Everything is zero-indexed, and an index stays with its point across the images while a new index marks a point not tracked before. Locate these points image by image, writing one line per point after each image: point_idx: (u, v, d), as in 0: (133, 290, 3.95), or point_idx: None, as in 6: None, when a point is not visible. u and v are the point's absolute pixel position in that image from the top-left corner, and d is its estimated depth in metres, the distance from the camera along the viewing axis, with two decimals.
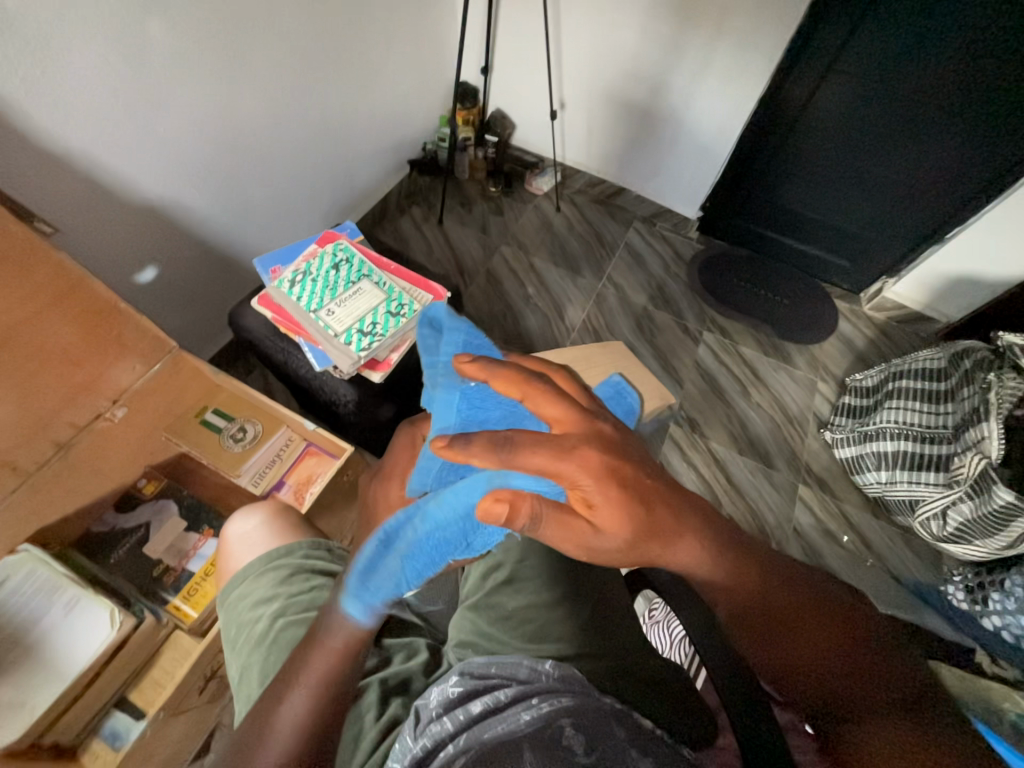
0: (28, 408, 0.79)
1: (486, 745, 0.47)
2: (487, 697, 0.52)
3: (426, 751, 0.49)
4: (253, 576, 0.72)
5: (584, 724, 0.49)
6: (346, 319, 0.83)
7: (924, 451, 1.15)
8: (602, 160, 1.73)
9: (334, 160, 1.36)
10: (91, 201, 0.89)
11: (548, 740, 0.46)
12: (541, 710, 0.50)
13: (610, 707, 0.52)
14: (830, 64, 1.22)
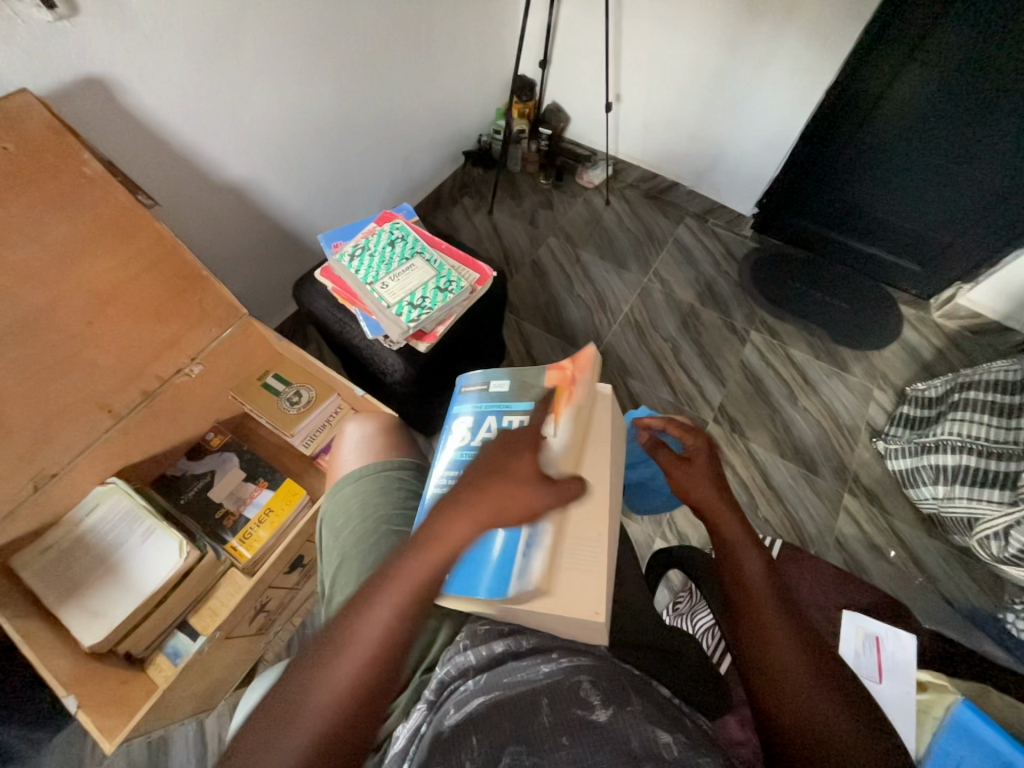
0: (124, 359, 0.90)
1: (504, 689, 0.49)
2: (510, 640, 0.54)
3: (447, 680, 0.53)
4: (362, 481, 0.75)
5: (603, 686, 0.49)
6: (399, 292, 0.88)
7: (987, 468, 1.07)
8: (655, 154, 1.72)
9: (395, 150, 1.44)
10: (185, 182, 1.00)
11: (567, 694, 0.48)
12: (559, 665, 0.51)
13: (634, 679, 0.51)
14: (908, 54, 1.15)
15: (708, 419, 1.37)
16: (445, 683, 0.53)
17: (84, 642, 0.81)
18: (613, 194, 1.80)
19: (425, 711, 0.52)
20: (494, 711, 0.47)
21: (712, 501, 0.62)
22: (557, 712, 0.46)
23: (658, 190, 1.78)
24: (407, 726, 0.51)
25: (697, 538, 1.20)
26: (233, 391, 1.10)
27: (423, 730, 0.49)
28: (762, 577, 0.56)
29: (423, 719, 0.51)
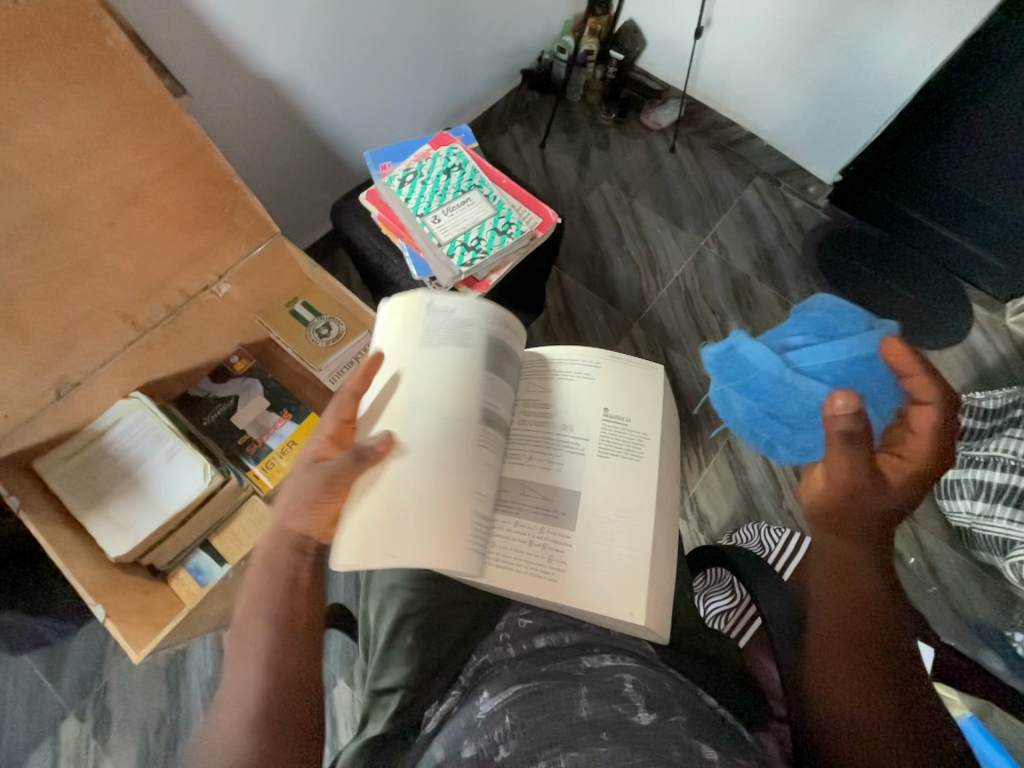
0: (147, 268, 0.83)
1: (543, 677, 0.51)
2: (552, 636, 0.56)
3: (485, 666, 0.56)
4: None
5: (645, 687, 0.49)
6: (452, 229, 0.79)
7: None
8: (737, 97, 1.52)
9: (448, 58, 1.27)
10: (217, 70, 0.88)
11: (610, 690, 0.49)
12: (602, 662, 0.52)
13: (675, 683, 0.51)
14: None
15: None
16: (483, 668, 0.56)
17: (109, 552, 0.81)
18: (681, 139, 1.62)
19: (458, 694, 0.55)
20: (534, 697, 0.49)
21: (855, 547, 0.54)
22: (597, 706, 0.47)
23: (731, 141, 1.59)
24: (440, 707, 0.55)
25: (717, 521, 1.19)
26: (259, 315, 1.04)
27: (457, 717, 0.52)
28: (884, 602, 0.53)
29: (457, 704, 0.54)
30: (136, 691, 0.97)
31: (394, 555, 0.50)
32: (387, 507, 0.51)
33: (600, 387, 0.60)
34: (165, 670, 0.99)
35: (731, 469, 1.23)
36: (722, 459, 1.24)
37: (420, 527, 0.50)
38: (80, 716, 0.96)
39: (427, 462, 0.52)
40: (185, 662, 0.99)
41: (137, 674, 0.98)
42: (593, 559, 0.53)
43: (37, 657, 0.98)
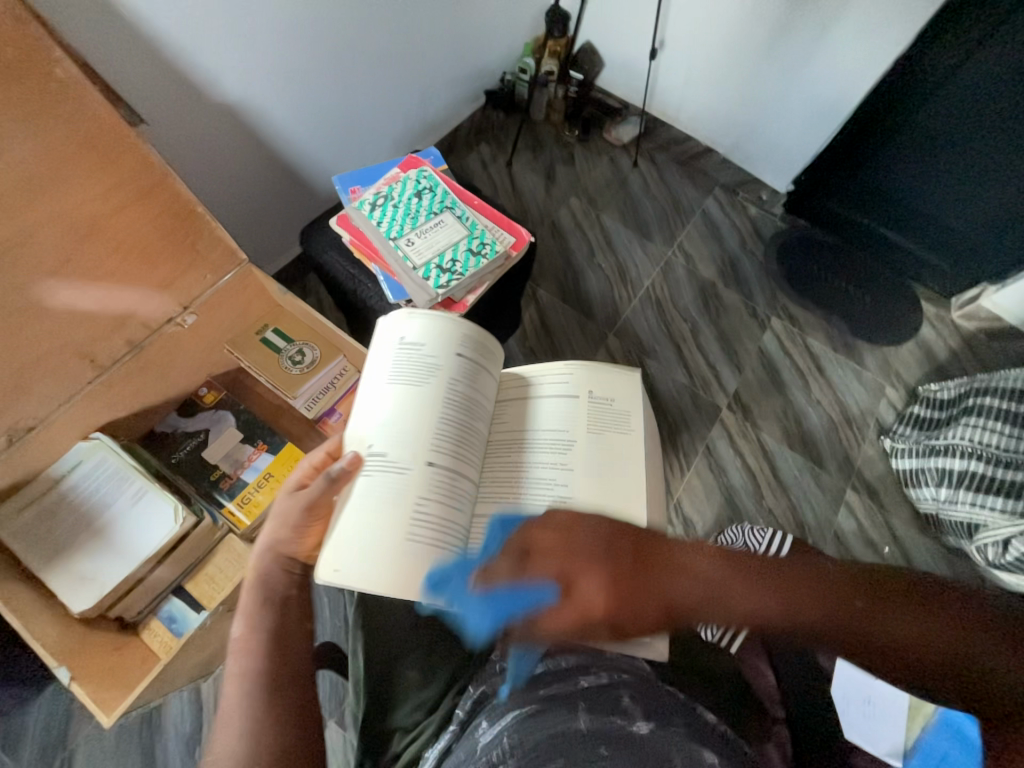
0: (107, 304, 0.80)
1: (542, 698, 0.50)
2: (549, 659, 0.55)
3: (483, 696, 0.55)
4: None
5: (643, 699, 0.49)
6: (426, 251, 0.79)
7: (994, 474, 1.05)
8: (693, 113, 1.59)
9: (412, 80, 1.28)
10: (176, 98, 0.86)
11: (608, 705, 0.47)
12: (599, 679, 0.51)
13: (674, 697, 0.51)
14: (981, 40, 1.08)
15: (720, 407, 1.34)
16: (482, 698, 0.55)
17: (73, 608, 0.75)
18: (642, 154, 1.67)
19: (457, 729, 0.54)
20: (533, 716, 0.47)
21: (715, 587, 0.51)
22: (596, 722, 0.45)
23: (690, 155, 1.66)
24: (438, 744, 0.55)
25: (702, 524, 1.20)
26: (228, 345, 1.01)
27: (456, 749, 0.51)
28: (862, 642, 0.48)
29: (455, 738, 0.53)
30: (107, 756, 0.90)
31: (342, 571, 0.53)
32: (348, 521, 0.55)
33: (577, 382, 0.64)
34: (138, 730, 0.92)
35: (712, 472, 1.26)
36: (703, 463, 1.27)
37: (363, 545, 0.54)
38: None
39: (395, 484, 0.56)
40: (160, 719, 0.93)
41: (108, 737, 0.92)
42: None
43: None
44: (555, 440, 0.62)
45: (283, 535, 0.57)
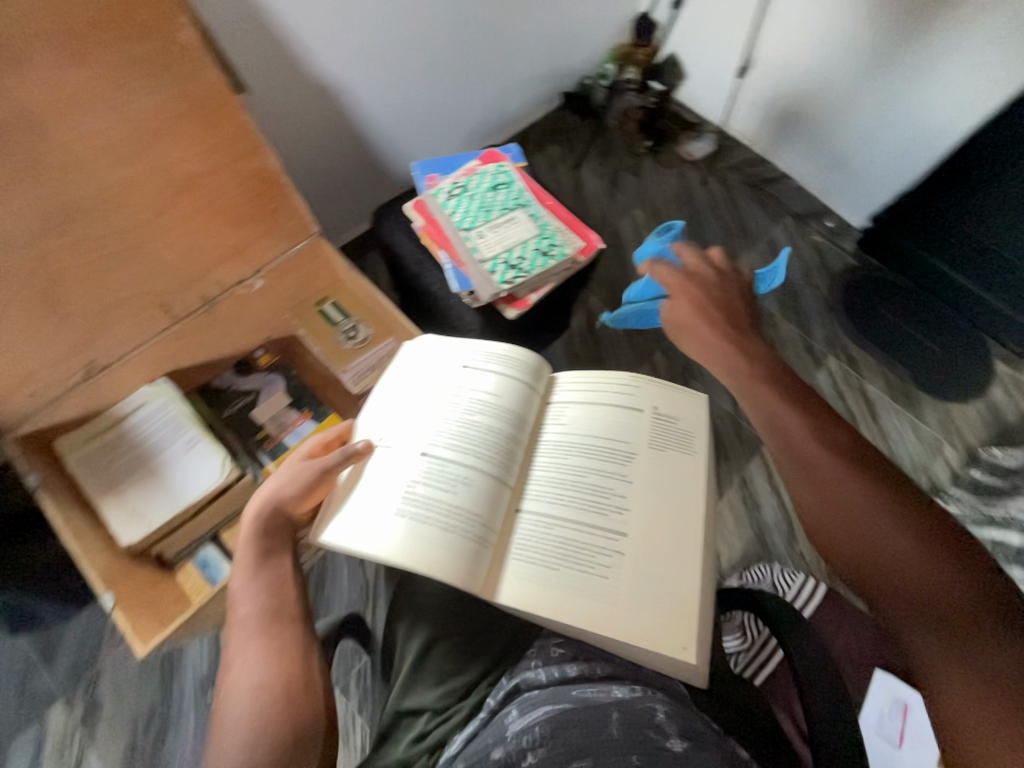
0: (189, 259, 0.84)
1: (575, 700, 0.50)
2: (583, 665, 0.55)
3: (516, 689, 0.55)
4: None
5: (676, 716, 0.49)
6: (495, 245, 0.80)
7: None
8: (773, 136, 1.54)
9: (495, 75, 1.29)
10: (278, 72, 0.90)
11: (640, 716, 0.48)
12: (632, 692, 0.51)
13: (708, 725, 0.50)
14: None
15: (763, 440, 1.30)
16: (513, 691, 0.54)
17: (121, 539, 0.80)
18: (713, 172, 1.63)
19: (486, 717, 0.54)
20: (567, 717, 0.48)
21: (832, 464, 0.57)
22: (628, 730, 0.46)
23: (763, 178, 1.61)
24: (465, 732, 0.54)
25: (727, 557, 1.17)
26: (289, 312, 1.04)
27: (485, 734, 0.51)
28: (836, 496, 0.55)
29: (484, 726, 0.53)
30: (129, 684, 0.96)
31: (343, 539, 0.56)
32: (358, 498, 0.59)
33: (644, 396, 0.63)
34: (159, 665, 0.97)
35: (745, 506, 1.22)
36: (737, 495, 1.23)
37: (373, 514, 0.57)
38: (69, 705, 0.94)
39: (401, 469, 0.59)
40: (180, 657, 0.98)
41: (131, 665, 0.97)
42: (652, 582, 0.53)
43: (33, 639, 0.97)
44: (613, 446, 0.60)
45: (289, 492, 0.58)
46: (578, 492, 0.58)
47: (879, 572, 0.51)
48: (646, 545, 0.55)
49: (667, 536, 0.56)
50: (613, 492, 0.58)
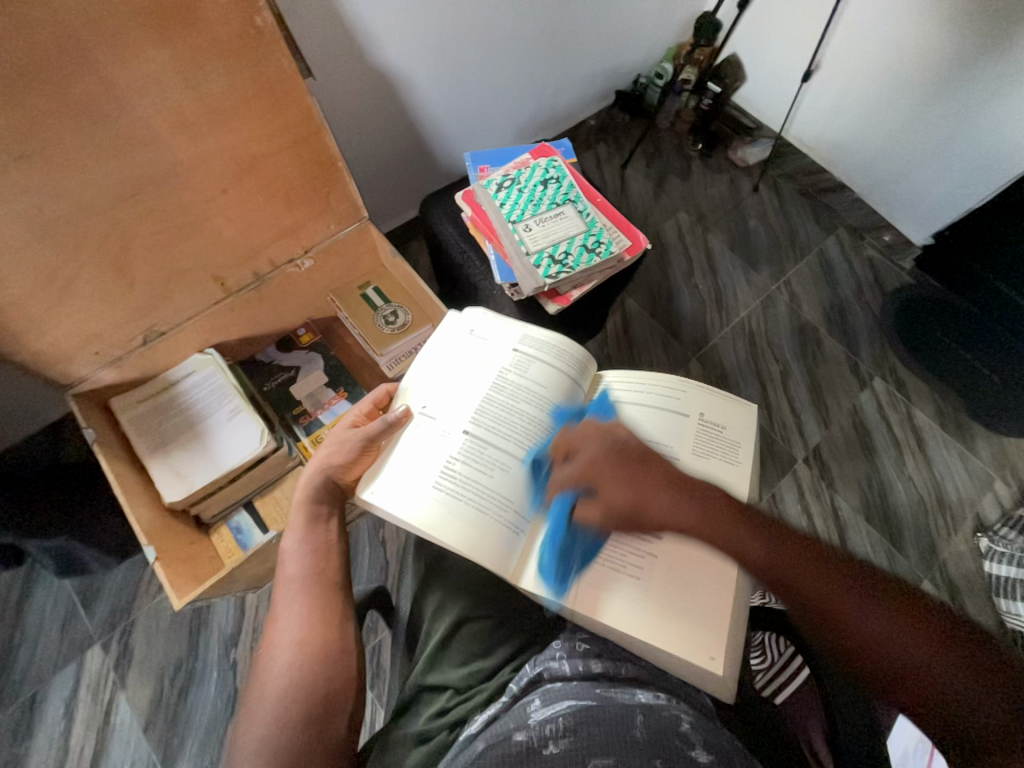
0: (246, 236, 0.87)
1: (598, 698, 0.50)
2: (608, 662, 0.54)
3: (539, 678, 0.54)
4: None
5: (703, 727, 0.48)
6: (541, 239, 0.79)
7: None
8: (833, 145, 1.48)
9: (550, 71, 1.29)
10: (342, 59, 0.92)
11: (665, 723, 0.47)
12: (656, 698, 0.50)
13: (735, 743, 0.48)
14: None
15: (798, 458, 1.26)
16: (536, 679, 0.55)
17: (165, 498, 0.84)
18: (766, 179, 1.58)
19: (509, 701, 0.54)
20: (591, 713, 0.47)
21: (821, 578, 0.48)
22: (654, 735, 0.45)
23: (819, 188, 1.55)
24: (485, 713, 0.54)
25: None
26: (332, 293, 1.07)
27: (505, 717, 0.51)
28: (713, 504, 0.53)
29: (504, 710, 0.52)
30: (160, 635, 1.01)
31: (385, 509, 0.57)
32: (397, 469, 0.59)
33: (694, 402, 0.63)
34: (188, 620, 1.02)
35: (773, 524, 1.18)
36: (766, 512, 1.19)
37: (413, 487, 0.57)
38: (104, 649, 1.00)
39: (441, 445, 0.60)
40: (208, 615, 1.02)
41: (163, 618, 1.02)
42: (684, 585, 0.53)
43: (77, 583, 1.03)
44: (653, 450, 0.60)
45: (337, 459, 0.61)
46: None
47: (874, 657, 0.45)
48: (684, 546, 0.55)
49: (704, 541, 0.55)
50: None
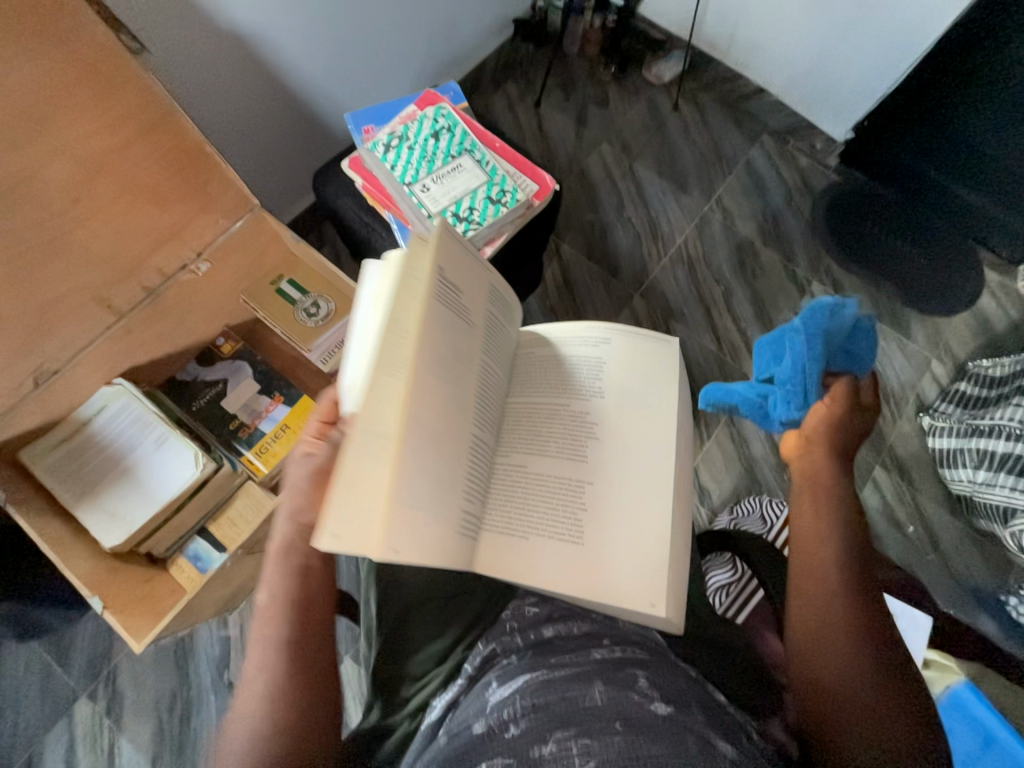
0: (122, 247, 0.78)
1: (553, 668, 0.50)
2: (560, 625, 0.56)
3: (493, 654, 0.56)
4: None
5: (658, 678, 0.49)
6: (442, 198, 0.74)
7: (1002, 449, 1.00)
8: (745, 47, 1.42)
9: (434, 6, 1.17)
10: (183, 25, 0.80)
11: (622, 678, 0.48)
12: (611, 653, 0.52)
13: (687, 677, 0.51)
14: None
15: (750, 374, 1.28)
16: (491, 657, 0.55)
17: (105, 542, 0.80)
18: (684, 94, 1.52)
19: (466, 683, 0.55)
20: (547, 685, 0.48)
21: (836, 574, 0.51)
22: (612, 694, 0.46)
23: (738, 95, 1.50)
24: (446, 695, 0.55)
25: (718, 493, 1.18)
26: (243, 294, 0.99)
27: (467, 702, 0.52)
28: (826, 551, 0.52)
29: (464, 692, 0.54)
30: (147, 673, 0.99)
31: (402, 552, 0.43)
32: (396, 484, 0.44)
33: (614, 368, 0.59)
34: (172, 652, 1.00)
35: (734, 442, 1.22)
36: (725, 433, 1.23)
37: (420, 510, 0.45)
38: (92, 698, 0.97)
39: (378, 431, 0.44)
40: (192, 643, 1.01)
41: (145, 656, 1.00)
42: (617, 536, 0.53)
43: (46, 641, 1.00)
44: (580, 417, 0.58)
45: (305, 502, 0.52)
46: (550, 485, 0.55)
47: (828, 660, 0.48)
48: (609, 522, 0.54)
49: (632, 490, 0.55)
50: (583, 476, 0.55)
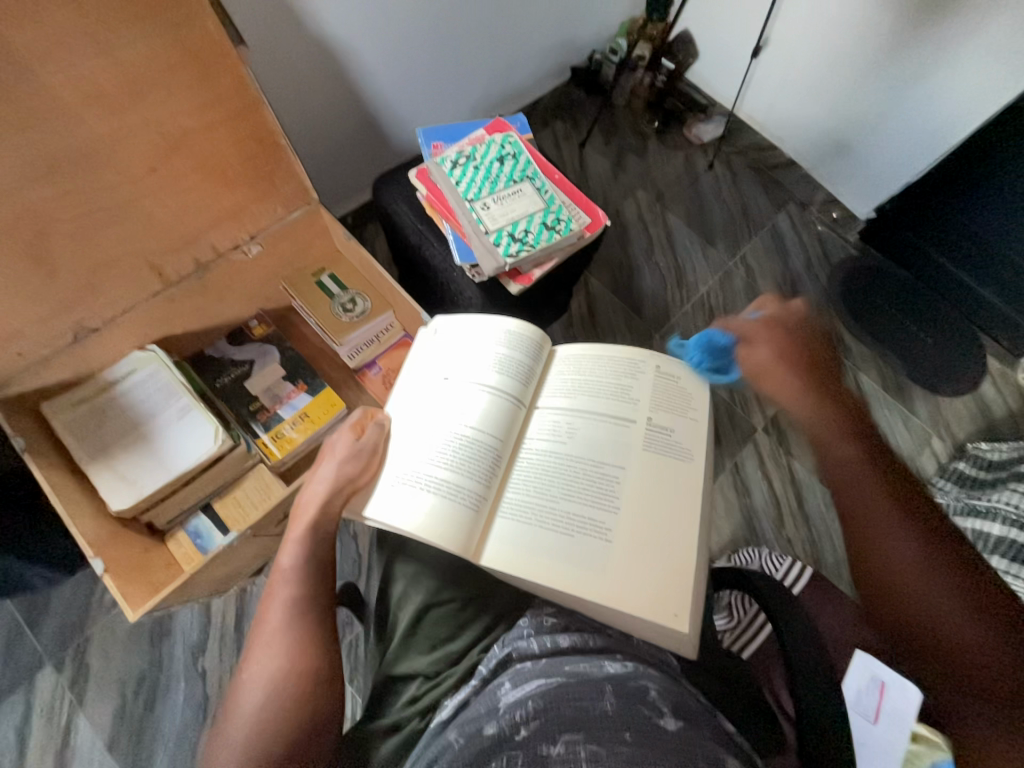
0: (182, 220, 0.81)
1: (568, 674, 0.52)
2: (576, 637, 0.57)
3: (508, 657, 0.57)
4: None
5: (669, 693, 0.51)
6: (500, 217, 0.78)
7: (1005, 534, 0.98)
8: (782, 122, 1.52)
9: (501, 45, 1.25)
10: (278, 29, 0.86)
11: (635, 692, 0.50)
12: (625, 666, 0.54)
13: (697, 701, 0.53)
14: None
15: (756, 427, 1.31)
16: (505, 660, 0.56)
17: (112, 504, 0.79)
18: (720, 156, 1.61)
19: (479, 685, 0.56)
20: (562, 689, 0.50)
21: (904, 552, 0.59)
22: (623, 705, 0.48)
23: (770, 165, 1.59)
24: (457, 696, 0.56)
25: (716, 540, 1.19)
26: (284, 281, 1.02)
27: (477, 703, 0.53)
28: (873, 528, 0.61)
29: (476, 693, 0.55)
30: (119, 650, 0.96)
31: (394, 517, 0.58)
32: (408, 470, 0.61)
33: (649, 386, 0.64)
34: (148, 631, 0.97)
35: (736, 491, 1.24)
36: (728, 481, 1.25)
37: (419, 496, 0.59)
38: (58, 668, 0.94)
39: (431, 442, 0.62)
40: (171, 625, 0.98)
41: (120, 631, 0.97)
42: (651, 546, 0.57)
43: (19, 603, 0.96)
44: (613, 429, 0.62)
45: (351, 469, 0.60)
46: (582, 482, 0.60)
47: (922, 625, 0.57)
48: (642, 529, 0.57)
49: (666, 501, 0.59)
50: (606, 479, 0.60)
